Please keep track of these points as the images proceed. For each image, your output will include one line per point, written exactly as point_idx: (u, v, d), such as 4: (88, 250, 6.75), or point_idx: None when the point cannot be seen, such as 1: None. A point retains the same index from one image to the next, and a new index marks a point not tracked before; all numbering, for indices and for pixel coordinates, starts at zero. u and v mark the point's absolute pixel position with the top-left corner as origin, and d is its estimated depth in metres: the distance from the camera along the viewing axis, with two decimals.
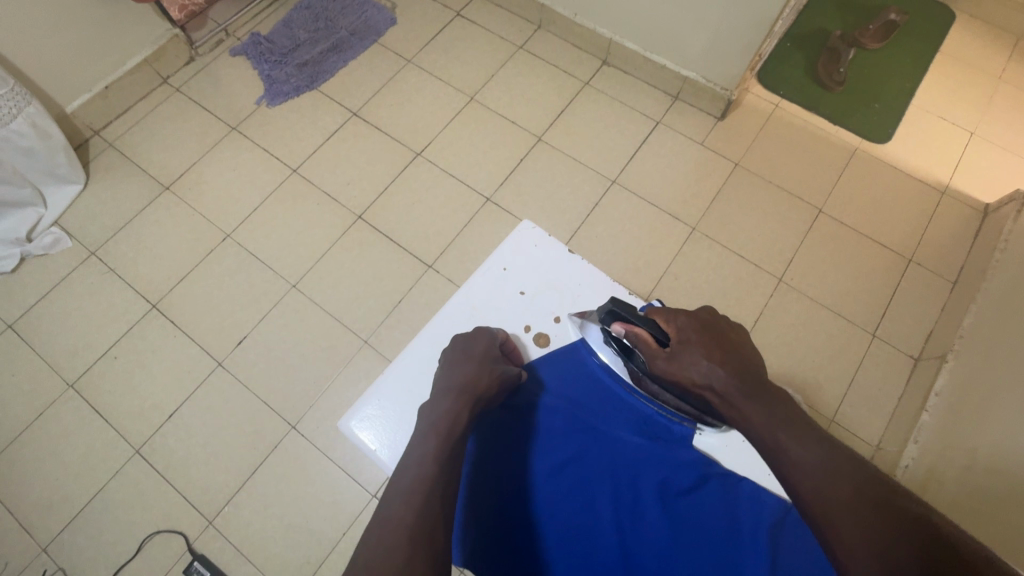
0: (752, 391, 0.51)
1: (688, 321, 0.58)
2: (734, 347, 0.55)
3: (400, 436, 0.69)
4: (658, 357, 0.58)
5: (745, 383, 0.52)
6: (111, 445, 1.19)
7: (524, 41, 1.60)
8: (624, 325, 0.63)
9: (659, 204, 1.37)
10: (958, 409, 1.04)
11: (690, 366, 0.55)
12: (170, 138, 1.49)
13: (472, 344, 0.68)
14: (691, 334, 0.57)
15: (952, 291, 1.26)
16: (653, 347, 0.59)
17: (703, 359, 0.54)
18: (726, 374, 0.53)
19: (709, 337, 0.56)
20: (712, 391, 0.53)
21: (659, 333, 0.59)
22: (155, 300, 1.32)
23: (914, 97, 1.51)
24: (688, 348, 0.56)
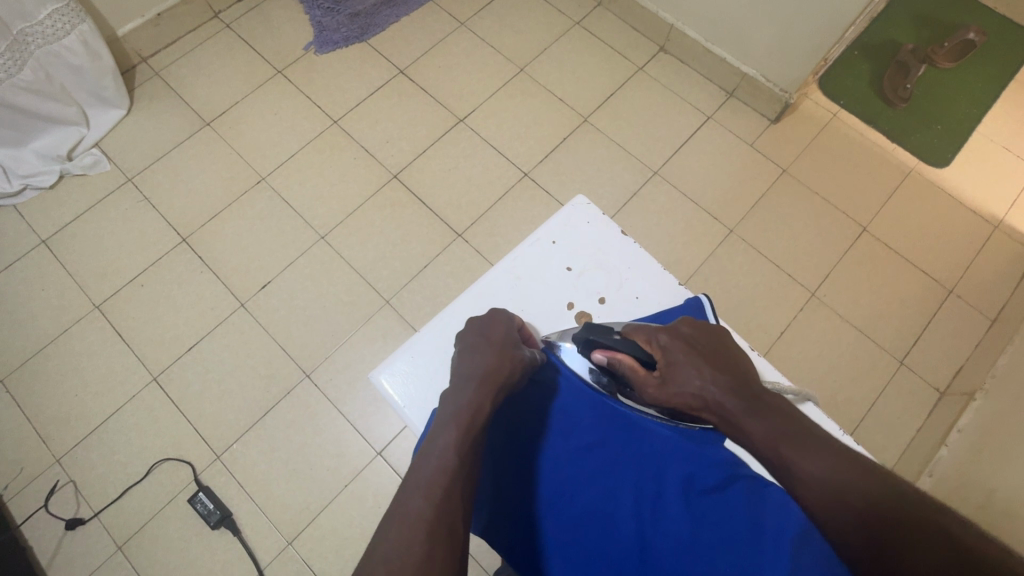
0: (751, 405, 0.51)
1: (672, 335, 0.59)
2: (721, 358, 0.56)
3: (433, 396, 0.66)
4: (649, 384, 0.58)
5: (743, 395, 0.52)
6: (130, 369, 1.21)
7: (582, 18, 1.55)
8: (604, 345, 0.62)
9: (699, 202, 1.34)
10: (980, 449, 1.01)
11: (684, 385, 0.55)
12: (216, 74, 1.48)
13: (493, 323, 0.65)
14: (677, 352, 0.57)
15: (989, 330, 1.23)
16: (641, 373, 0.59)
17: (696, 375, 0.55)
18: (721, 389, 0.53)
19: (697, 351, 0.57)
20: (709, 410, 0.54)
21: (641, 355, 0.60)
22: (185, 234, 1.32)
23: (979, 124, 1.45)
24: (676, 365, 0.57)
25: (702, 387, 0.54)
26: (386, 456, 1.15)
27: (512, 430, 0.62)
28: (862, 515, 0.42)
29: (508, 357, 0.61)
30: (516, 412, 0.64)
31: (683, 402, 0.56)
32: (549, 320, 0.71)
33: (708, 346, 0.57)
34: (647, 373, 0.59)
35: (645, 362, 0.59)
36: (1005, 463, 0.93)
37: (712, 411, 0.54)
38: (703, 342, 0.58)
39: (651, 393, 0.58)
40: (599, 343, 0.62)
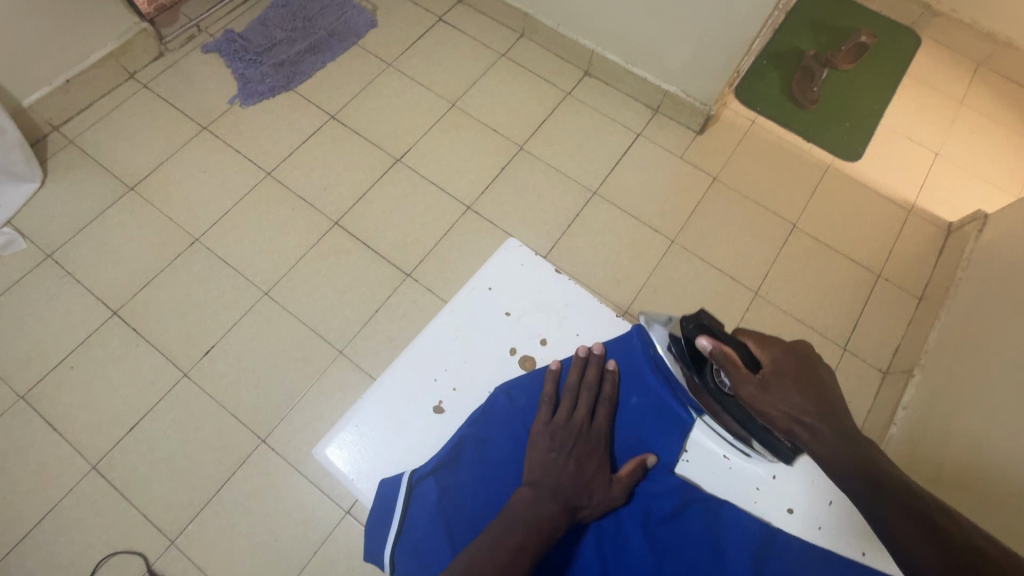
0: (840, 431, 0.50)
1: (789, 350, 0.56)
2: (828, 386, 0.54)
3: (383, 462, 0.65)
4: (745, 381, 0.56)
5: (837, 424, 0.51)
6: (65, 461, 1.12)
7: (507, 49, 1.59)
8: (712, 336, 0.61)
9: (640, 216, 1.38)
10: (925, 424, 1.07)
11: (781, 400, 0.54)
12: (137, 137, 1.43)
13: (545, 383, 0.66)
14: (787, 367, 0.55)
15: (918, 307, 1.31)
16: (742, 371, 0.56)
17: (795, 393, 0.53)
18: (817, 411, 0.52)
19: (806, 369, 0.55)
20: (799, 429, 0.52)
21: (749, 356, 0.58)
22: (116, 307, 1.25)
23: (882, 117, 1.57)
24: (782, 377, 0.55)
25: (798, 406, 0.53)
26: (355, 513, 1.10)
27: (462, 487, 0.59)
28: (931, 530, 0.42)
29: (565, 433, 0.62)
30: (460, 468, 0.60)
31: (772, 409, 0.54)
32: (492, 370, 0.70)
33: (819, 372, 0.55)
34: (747, 373, 0.57)
35: (749, 363, 0.57)
36: (948, 437, 1.00)
37: (803, 432, 0.52)
38: (813, 367, 0.56)
39: (744, 388, 0.56)
40: (709, 333, 0.61)
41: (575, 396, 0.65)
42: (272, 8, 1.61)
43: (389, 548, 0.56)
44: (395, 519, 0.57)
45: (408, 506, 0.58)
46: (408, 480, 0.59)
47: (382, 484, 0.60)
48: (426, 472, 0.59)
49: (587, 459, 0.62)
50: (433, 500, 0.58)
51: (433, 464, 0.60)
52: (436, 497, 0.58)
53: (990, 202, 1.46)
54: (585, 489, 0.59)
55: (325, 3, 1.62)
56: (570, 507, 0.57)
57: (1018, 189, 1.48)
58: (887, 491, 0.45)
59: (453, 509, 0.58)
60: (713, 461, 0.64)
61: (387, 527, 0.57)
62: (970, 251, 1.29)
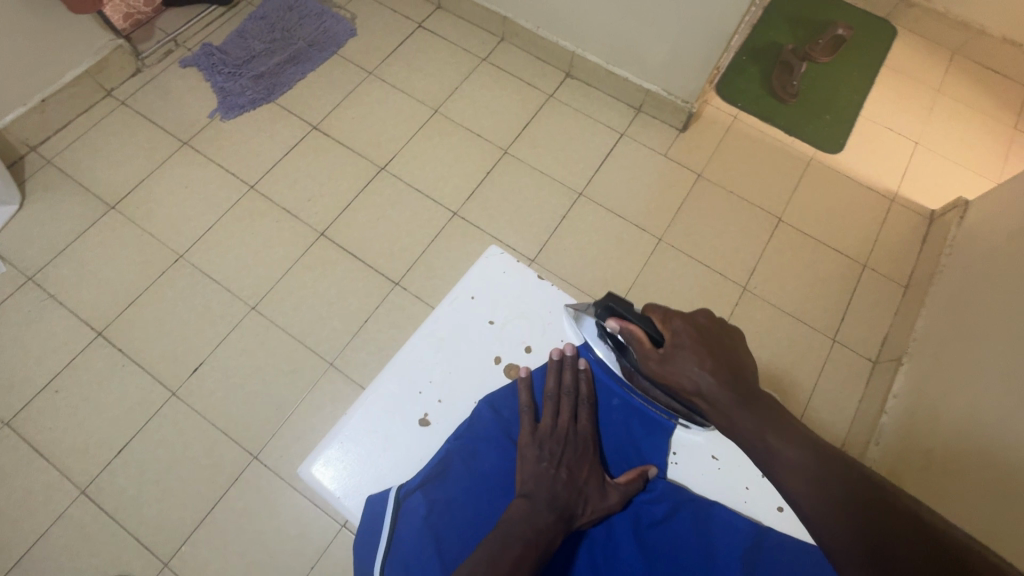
0: (745, 401, 0.52)
1: (687, 321, 0.58)
2: (725, 351, 0.56)
3: (368, 480, 0.64)
4: (651, 358, 0.58)
5: (737, 391, 0.52)
6: (53, 487, 1.10)
7: (488, 54, 1.59)
8: (620, 317, 0.63)
9: (626, 216, 1.38)
10: (915, 411, 1.08)
11: (681, 371, 0.55)
12: (116, 154, 1.41)
13: (521, 392, 0.67)
14: (685, 337, 0.57)
15: (904, 295, 1.32)
16: (647, 347, 0.59)
17: (695, 364, 0.55)
18: (714, 378, 0.53)
19: (703, 339, 0.56)
20: (701, 400, 0.54)
21: (653, 331, 0.60)
22: (101, 328, 1.23)
23: (862, 108, 1.58)
24: (682, 351, 0.56)
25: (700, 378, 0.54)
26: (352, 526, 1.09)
27: (451, 501, 0.58)
28: (838, 497, 0.43)
29: (552, 439, 0.63)
30: (449, 481, 0.60)
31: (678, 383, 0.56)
32: (478, 380, 0.70)
33: (715, 338, 0.57)
34: (652, 348, 0.59)
35: (654, 337, 0.59)
36: (938, 423, 1.01)
37: (703, 401, 0.54)
38: (713, 336, 0.57)
39: (649, 365, 0.58)
40: (618, 314, 0.64)
41: (556, 402, 0.67)
42: (250, 20, 1.60)
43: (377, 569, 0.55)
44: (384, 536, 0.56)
45: (397, 521, 0.57)
46: (396, 495, 0.58)
47: (369, 501, 0.60)
48: (413, 486, 0.58)
49: (577, 466, 0.62)
50: (423, 515, 0.56)
51: (421, 479, 0.59)
52: (425, 513, 0.57)
53: (970, 188, 1.48)
54: (578, 494, 0.59)
55: (303, 14, 1.61)
56: (565, 516, 0.57)
57: (997, 174, 1.50)
58: (780, 454, 0.47)
59: (443, 524, 0.57)
60: (700, 462, 0.66)
61: (375, 545, 0.56)
62: (952, 238, 1.30)
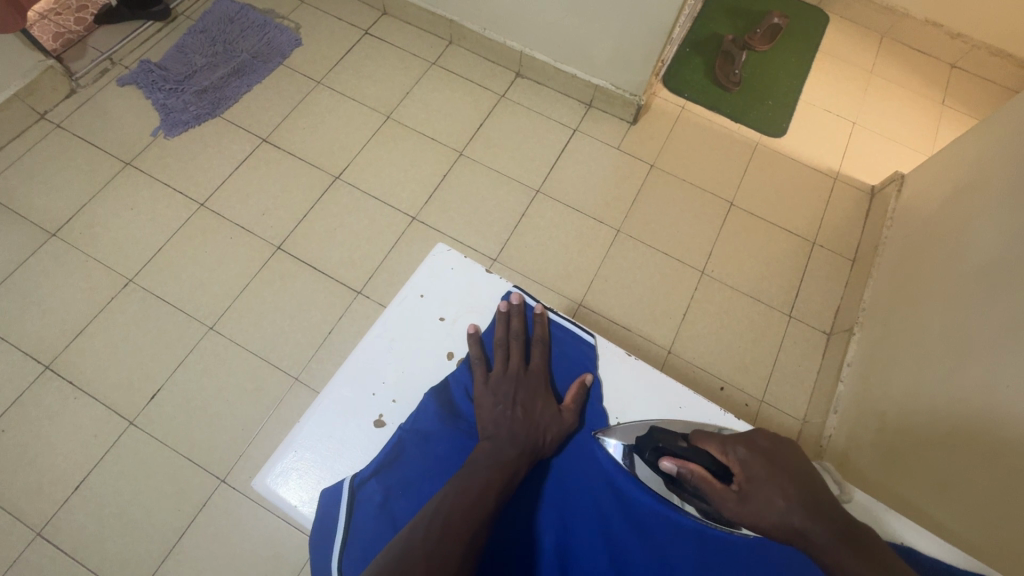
0: (846, 538, 0.49)
1: (751, 448, 0.59)
2: (805, 478, 0.55)
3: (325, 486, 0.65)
4: (726, 497, 0.57)
5: (834, 526, 0.50)
6: (6, 531, 1.05)
7: (437, 58, 1.59)
8: (672, 453, 0.63)
9: (584, 210, 1.40)
10: (868, 378, 1.13)
11: (767, 509, 0.54)
12: (54, 180, 1.35)
13: (471, 346, 0.71)
14: (758, 469, 0.57)
15: (852, 268, 1.38)
16: (718, 487, 0.58)
17: (779, 496, 0.54)
18: (807, 516, 0.52)
19: (777, 466, 0.56)
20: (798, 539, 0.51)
21: (716, 464, 0.60)
22: (48, 360, 1.18)
23: (801, 93, 1.65)
24: (759, 483, 0.56)
25: (786, 511, 0.53)
26: None
27: (407, 483, 0.62)
28: None
29: (505, 382, 0.68)
30: (401, 465, 0.63)
31: (763, 520, 0.54)
32: (432, 376, 0.72)
33: (788, 461, 0.56)
34: (725, 487, 0.58)
35: (721, 473, 0.59)
36: (889, 386, 1.05)
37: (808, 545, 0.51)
38: (782, 461, 0.57)
39: (728, 506, 0.57)
40: (667, 450, 0.64)
41: (506, 350, 0.71)
42: (189, 34, 1.56)
43: (336, 556, 0.58)
44: (340, 528, 0.59)
45: (352, 511, 0.60)
46: (349, 486, 0.61)
47: (322, 496, 0.62)
48: (366, 476, 0.62)
49: (533, 402, 0.67)
50: (377, 503, 0.60)
51: (374, 468, 0.63)
52: (380, 500, 0.61)
53: (906, 163, 1.55)
54: (539, 430, 0.64)
55: (245, 25, 1.58)
56: (530, 448, 0.62)
57: (929, 148, 1.59)
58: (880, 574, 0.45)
59: (397, 505, 0.61)
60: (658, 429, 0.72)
61: (332, 535, 0.59)
62: (892, 211, 1.36)
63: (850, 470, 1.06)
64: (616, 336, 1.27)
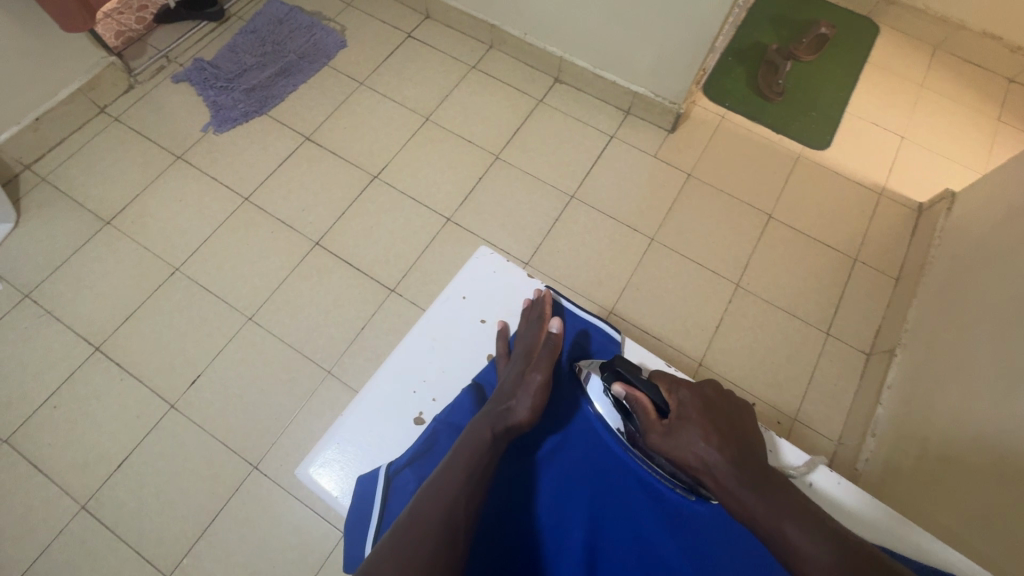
0: (754, 483, 0.55)
1: (691, 392, 0.65)
2: (729, 426, 0.61)
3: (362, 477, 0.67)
4: (654, 429, 0.63)
5: (740, 465, 0.57)
6: (53, 503, 1.10)
7: (477, 61, 1.61)
8: (626, 379, 0.67)
9: (618, 217, 1.40)
10: (909, 402, 1.09)
11: (688, 444, 0.60)
12: (109, 171, 1.42)
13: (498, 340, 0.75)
14: (691, 410, 0.63)
15: (895, 287, 1.33)
16: (652, 417, 0.63)
17: (700, 439, 0.60)
18: (719, 454, 0.58)
19: (708, 411, 0.62)
20: (705, 473, 0.58)
21: (660, 402, 0.65)
22: (98, 342, 1.24)
23: (847, 104, 1.60)
24: (688, 422, 0.61)
25: (703, 449, 0.59)
26: None
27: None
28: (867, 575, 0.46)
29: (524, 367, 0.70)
30: (434, 456, 0.64)
31: (681, 455, 0.60)
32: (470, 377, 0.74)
33: (722, 412, 0.63)
34: (657, 418, 0.63)
35: (660, 406, 0.64)
36: (932, 412, 1.01)
37: (711, 477, 0.57)
38: (715, 408, 0.63)
39: (652, 436, 0.63)
40: (624, 375, 0.67)
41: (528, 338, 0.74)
42: (241, 34, 1.62)
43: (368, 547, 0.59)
44: (375, 515, 0.60)
45: (386, 500, 0.61)
46: (385, 473, 0.63)
47: (358, 483, 0.64)
48: (401, 464, 0.63)
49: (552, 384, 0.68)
50: (411, 490, 0.61)
51: (409, 457, 0.64)
52: (414, 487, 0.61)
53: (957, 180, 1.50)
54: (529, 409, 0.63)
55: (294, 27, 1.63)
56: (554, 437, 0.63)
57: (982, 165, 1.52)
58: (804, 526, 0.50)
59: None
60: None
61: (367, 524, 0.61)
62: (941, 230, 1.32)
63: (888, 497, 1.02)
64: (647, 346, 1.26)
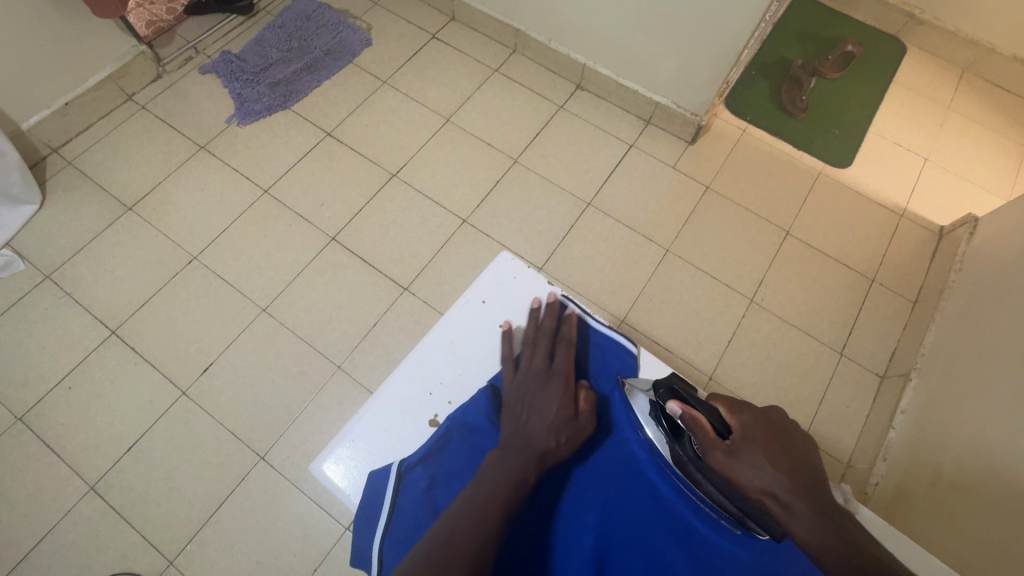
0: (825, 516, 0.44)
1: (758, 412, 0.54)
2: (804, 455, 0.49)
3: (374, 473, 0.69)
4: (715, 448, 0.52)
5: (813, 497, 0.46)
6: (63, 482, 1.12)
7: (500, 65, 1.62)
8: (683, 398, 0.59)
9: (634, 226, 1.39)
10: (923, 427, 1.07)
11: (749, 467, 0.49)
12: (134, 157, 1.44)
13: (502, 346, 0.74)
14: (757, 430, 0.51)
15: (913, 311, 1.31)
16: (710, 433, 0.53)
17: (764, 462, 0.49)
18: (787, 483, 0.47)
19: (778, 436, 0.50)
20: (767, 501, 0.47)
21: (720, 421, 0.54)
22: (114, 326, 1.25)
23: (871, 124, 1.59)
24: (752, 443, 0.50)
25: (767, 474, 0.48)
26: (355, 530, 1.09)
27: (450, 473, 0.62)
28: None
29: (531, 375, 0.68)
30: (447, 455, 0.64)
31: (740, 479, 0.49)
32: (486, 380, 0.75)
33: (795, 438, 0.51)
34: (717, 437, 0.53)
35: (721, 426, 0.54)
36: (947, 440, 1.00)
37: (775, 506, 0.46)
38: (788, 432, 0.51)
39: (715, 456, 0.52)
40: (680, 393, 0.60)
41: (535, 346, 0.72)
42: (268, 29, 1.64)
43: (377, 542, 0.59)
44: (384, 511, 0.61)
45: (397, 496, 0.61)
46: (397, 470, 0.63)
47: (370, 478, 0.65)
48: (413, 461, 0.63)
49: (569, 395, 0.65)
50: (422, 488, 0.61)
51: (421, 455, 0.64)
52: (425, 486, 0.61)
53: (980, 205, 1.48)
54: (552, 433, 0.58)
55: (320, 23, 1.65)
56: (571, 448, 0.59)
57: (1007, 191, 1.50)
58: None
59: (440, 493, 0.60)
60: None
61: (377, 519, 0.61)
62: (962, 254, 1.30)
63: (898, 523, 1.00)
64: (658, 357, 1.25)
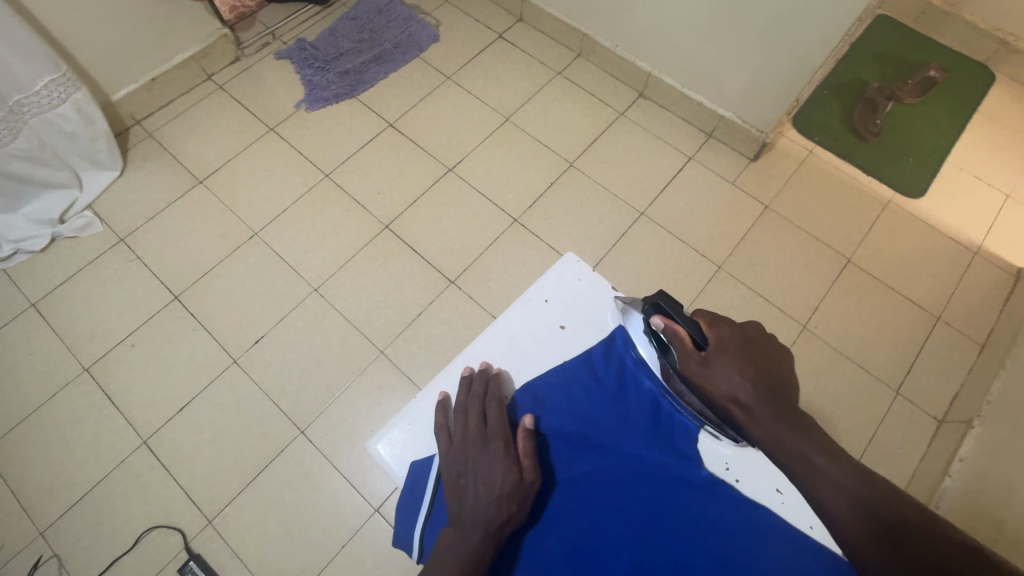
0: (784, 416, 0.48)
1: (733, 330, 0.59)
2: (768, 365, 0.55)
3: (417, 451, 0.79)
4: (691, 356, 0.60)
5: (773, 399, 0.50)
6: (119, 434, 1.18)
7: (563, 68, 1.62)
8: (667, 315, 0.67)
9: (687, 240, 1.37)
10: (983, 477, 1.01)
11: (721, 374, 0.55)
12: (208, 134, 1.52)
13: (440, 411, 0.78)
14: (730, 343, 0.58)
15: (980, 355, 1.24)
16: (688, 347, 0.61)
17: (734, 370, 0.54)
18: (750, 389, 0.52)
19: (745, 353, 0.56)
20: (732, 405, 0.52)
21: (698, 332, 0.62)
22: (177, 292, 1.32)
23: (949, 154, 1.51)
24: (721, 358, 0.56)
25: (734, 379, 0.53)
26: (384, 513, 1.12)
27: None
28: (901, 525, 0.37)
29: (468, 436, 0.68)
30: None
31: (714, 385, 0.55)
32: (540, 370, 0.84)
33: (762, 352, 0.56)
34: (694, 349, 0.60)
35: (697, 339, 0.61)
36: (1008, 493, 0.93)
37: (738, 408, 0.51)
38: (758, 348, 0.57)
39: (689, 364, 0.60)
40: (665, 310, 0.68)
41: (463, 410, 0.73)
42: (342, 19, 1.69)
43: (417, 526, 0.64)
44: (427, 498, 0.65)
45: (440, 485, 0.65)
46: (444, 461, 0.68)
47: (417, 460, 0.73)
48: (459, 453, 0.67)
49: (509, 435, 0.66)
50: None
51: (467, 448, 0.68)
52: None
53: None
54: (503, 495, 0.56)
55: (392, 17, 1.69)
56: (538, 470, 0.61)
57: None
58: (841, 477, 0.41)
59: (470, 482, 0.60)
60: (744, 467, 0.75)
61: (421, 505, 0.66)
62: None
63: None
64: None
